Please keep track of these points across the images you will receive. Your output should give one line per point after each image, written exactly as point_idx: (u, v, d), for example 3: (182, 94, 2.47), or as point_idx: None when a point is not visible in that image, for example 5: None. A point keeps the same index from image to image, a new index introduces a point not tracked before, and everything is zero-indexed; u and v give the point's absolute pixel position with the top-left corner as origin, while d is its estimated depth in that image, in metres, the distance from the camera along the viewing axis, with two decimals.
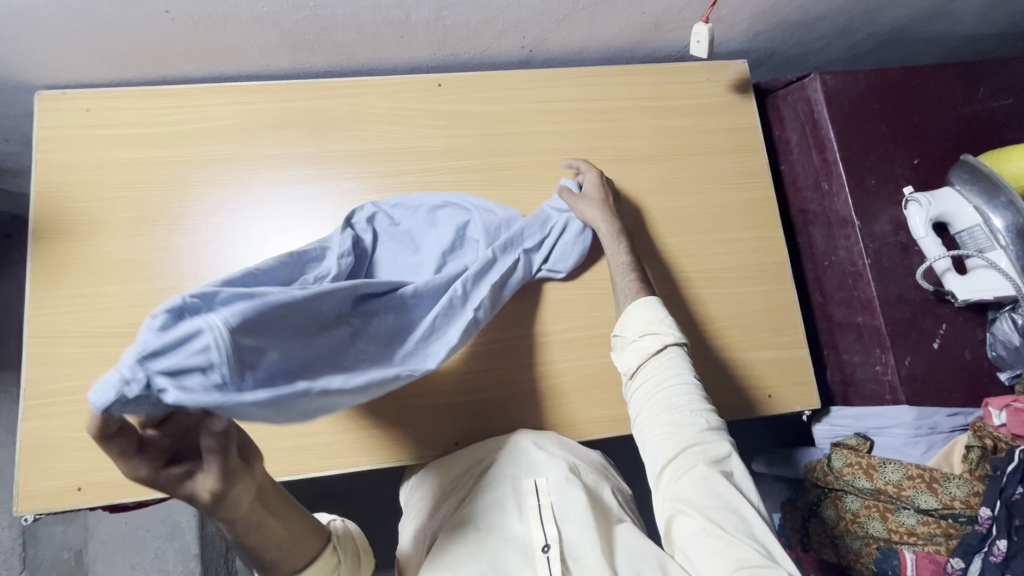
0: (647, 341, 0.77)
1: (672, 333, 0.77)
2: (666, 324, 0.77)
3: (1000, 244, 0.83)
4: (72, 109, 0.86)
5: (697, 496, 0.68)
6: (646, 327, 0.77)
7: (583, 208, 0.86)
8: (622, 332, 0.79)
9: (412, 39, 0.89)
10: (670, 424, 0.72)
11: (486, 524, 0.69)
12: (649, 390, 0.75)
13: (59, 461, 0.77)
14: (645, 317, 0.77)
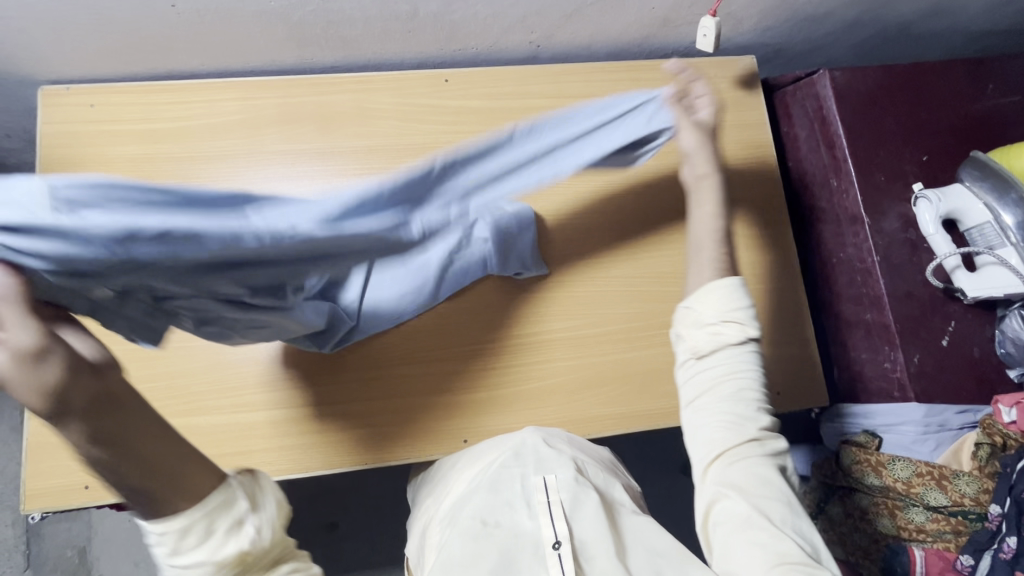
0: (726, 329, 0.68)
1: (754, 328, 0.69)
2: (747, 312, 0.69)
3: (1010, 240, 0.82)
4: (77, 105, 0.85)
5: (748, 484, 0.63)
6: (726, 313, 0.69)
7: (685, 132, 0.80)
8: (696, 307, 0.70)
9: (420, 34, 0.88)
10: (732, 412, 0.66)
11: (491, 519, 0.64)
12: (717, 378, 0.67)
13: (66, 459, 0.76)
14: (724, 300, 0.69)
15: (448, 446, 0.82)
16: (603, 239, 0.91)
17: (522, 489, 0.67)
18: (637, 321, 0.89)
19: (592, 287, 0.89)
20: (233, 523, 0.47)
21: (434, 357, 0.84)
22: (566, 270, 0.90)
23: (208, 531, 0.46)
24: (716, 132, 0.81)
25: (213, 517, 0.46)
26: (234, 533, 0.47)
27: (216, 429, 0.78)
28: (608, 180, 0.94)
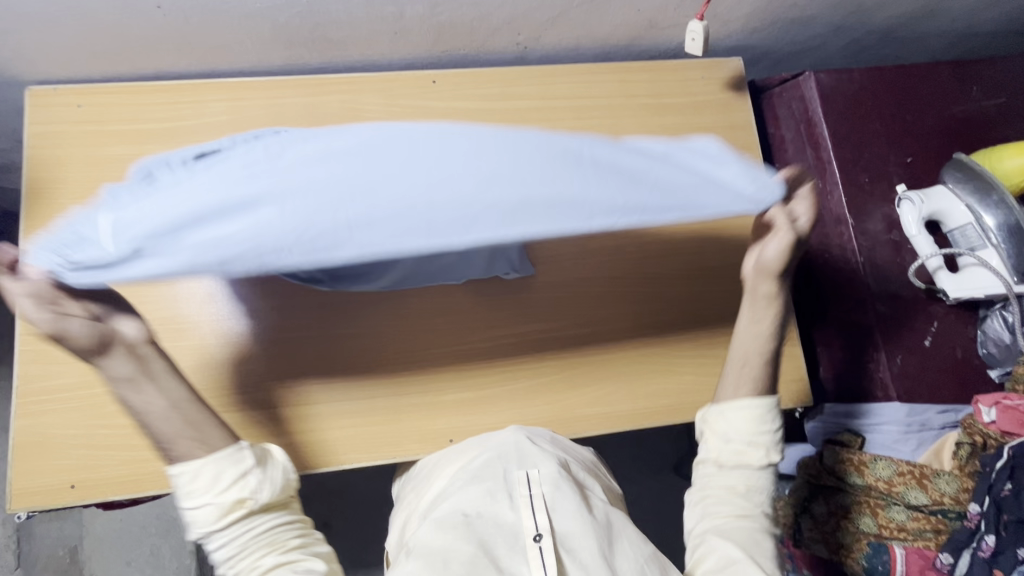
0: (750, 451, 0.70)
1: (776, 456, 0.70)
2: (772, 438, 0.71)
3: (991, 242, 0.83)
4: (64, 105, 0.85)
5: (747, 548, 0.64)
6: (752, 436, 0.70)
7: (774, 247, 0.70)
8: (727, 418, 0.71)
9: (407, 35, 0.89)
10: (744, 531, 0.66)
11: (472, 510, 0.64)
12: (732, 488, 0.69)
13: (52, 459, 0.76)
14: (752, 420, 0.71)
15: (433, 446, 0.83)
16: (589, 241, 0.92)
17: (504, 482, 0.67)
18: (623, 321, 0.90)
19: (579, 288, 0.90)
20: (229, 479, 0.62)
21: (421, 357, 0.84)
22: (553, 271, 0.90)
23: (217, 480, 0.62)
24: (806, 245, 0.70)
25: (222, 470, 0.62)
26: (234, 485, 0.62)
27: None
28: None
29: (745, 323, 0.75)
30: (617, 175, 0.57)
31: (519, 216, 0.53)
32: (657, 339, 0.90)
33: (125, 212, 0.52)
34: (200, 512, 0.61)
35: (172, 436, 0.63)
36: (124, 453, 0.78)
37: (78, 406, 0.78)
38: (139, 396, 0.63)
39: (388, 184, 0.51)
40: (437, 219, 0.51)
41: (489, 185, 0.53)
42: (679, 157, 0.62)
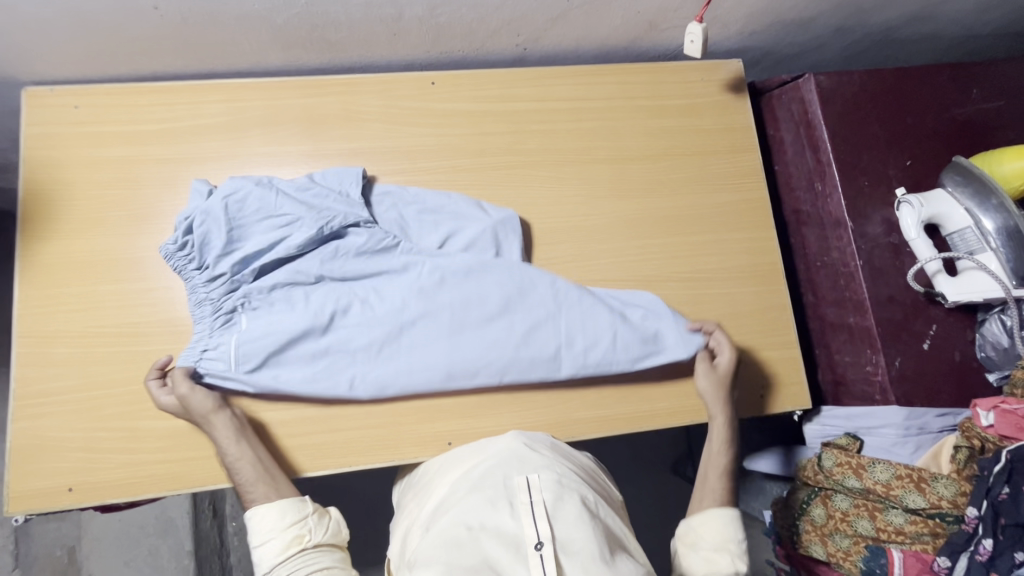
0: (719, 559, 0.73)
1: (742, 562, 0.73)
2: (738, 547, 0.74)
3: (990, 246, 0.83)
4: (61, 106, 0.85)
5: None
6: (721, 543, 0.74)
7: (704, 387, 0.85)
8: (695, 529, 0.75)
9: (406, 37, 0.88)
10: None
11: (474, 521, 0.64)
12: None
13: (49, 461, 0.76)
14: (723, 534, 0.75)
15: (432, 449, 0.83)
16: (588, 244, 0.92)
17: (505, 489, 0.66)
18: None
19: None
20: (293, 519, 0.71)
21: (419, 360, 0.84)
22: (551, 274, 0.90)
23: (280, 518, 0.71)
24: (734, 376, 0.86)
25: (286, 510, 0.71)
26: (296, 526, 0.71)
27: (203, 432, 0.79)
28: (594, 184, 0.94)
29: (711, 448, 0.83)
30: (584, 329, 0.85)
31: (510, 367, 0.83)
32: None
33: (252, 337, 0.77)
34: (265, 549, 0.69)
35: (250, 483, 0.73)
36: (121, 456, 0.78)
37: (75, 408, 0.78)
38: (231, 450, 0.74)
39: (419, 342, 0.82)
40: (457, 369, 0.82)
41: (492, 350, 0.83)
42: (631, 313, 0.87)
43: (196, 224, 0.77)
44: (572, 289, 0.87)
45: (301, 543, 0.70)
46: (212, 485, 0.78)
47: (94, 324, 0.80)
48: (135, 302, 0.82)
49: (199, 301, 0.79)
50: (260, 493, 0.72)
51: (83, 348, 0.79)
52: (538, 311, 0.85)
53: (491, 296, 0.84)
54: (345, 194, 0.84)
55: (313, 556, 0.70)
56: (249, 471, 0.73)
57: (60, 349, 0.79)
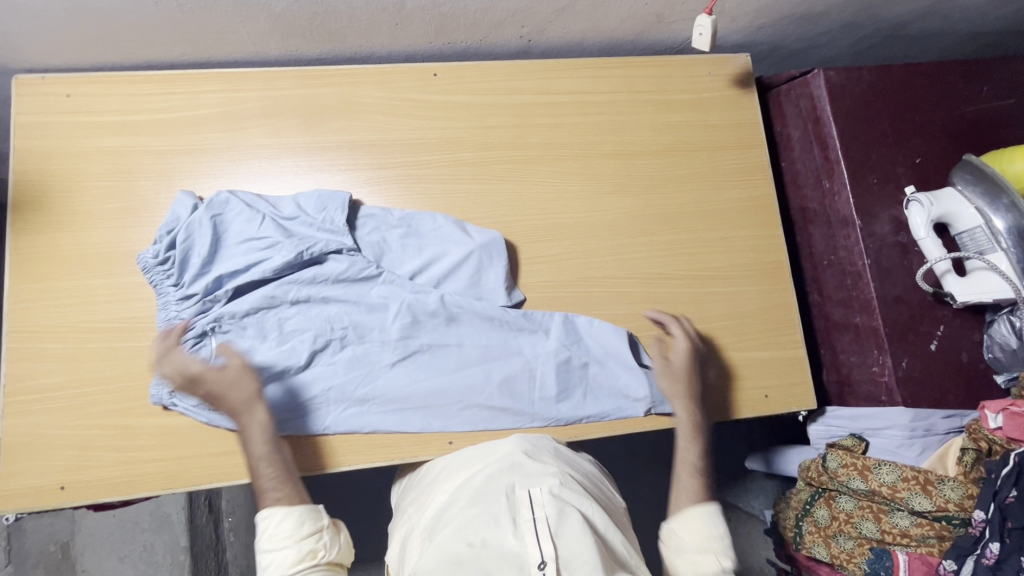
0: (704, 559, 0.68)
1: (728, 556, 0.69)
2: (723, 545, 0.70)
3: (1001, 246, 0.82)
4: (52, 94, 0.82)
5: None
6: (704, 542, 0.69)
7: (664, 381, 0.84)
8: (679, 531, 0.71)
9: (408, 26, 0.86)
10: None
11: (477, 538, 0.62)
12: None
13: (40, 459, 0.75)
14: (704, 531, 0.70)
15: (433, 448, 0.82)
16: (592, 241, 0.90)
17: (508, 505, 0.64)
18: (626, 322, 0.89)
19: (580, 288, 0.89)
20: (310, 530, 0.68)
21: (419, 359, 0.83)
22: (554, 270, 0.89)
23: (297, 527, 0.67)
24: (695, 371, 0.85)
25: (304, 520, 0.68)
26: (311, 538, 0.68)
27: (200, 430, 0.78)
28: (599, 180, 0.93)
29: (681, 449, 0.79)
30: (558, 382, 0.85)
31: (482, 419, 0.83)
32: (660, 341, 0.89)
33: (224, 368, 0.77)
34: (276, 558, 0.66)
35: (263, 484, 0.70)
36: (115, 454, 0.76)
37: (67, 405, 0.76)
38: (255, 445, 0.72)
39: (396, 379, 0.82)
40: (429, 413, 0.82)
41: (464, 397, 0.83)
42: (608, 363, 0.87)
43: (177, 238, 0.78)
44: (550, 335, 0.86)
45: (314, 558, 0.67)
46: (208, 484, 0.77)
47: (86, 319, 0.78)
48: (129, 296, 0.80)
49: (167, 318, 0.78)
50: (272, 497, 0.69)
51: (75, 343, 0.77)
52: (514, 364, 0.85)
53: (472, 335, 0.85)
54: (329, 221, 0.83)
55: (323, 574, 0.67)
56: (267, 472, 0.71)
57: (51, 344, 0.77)
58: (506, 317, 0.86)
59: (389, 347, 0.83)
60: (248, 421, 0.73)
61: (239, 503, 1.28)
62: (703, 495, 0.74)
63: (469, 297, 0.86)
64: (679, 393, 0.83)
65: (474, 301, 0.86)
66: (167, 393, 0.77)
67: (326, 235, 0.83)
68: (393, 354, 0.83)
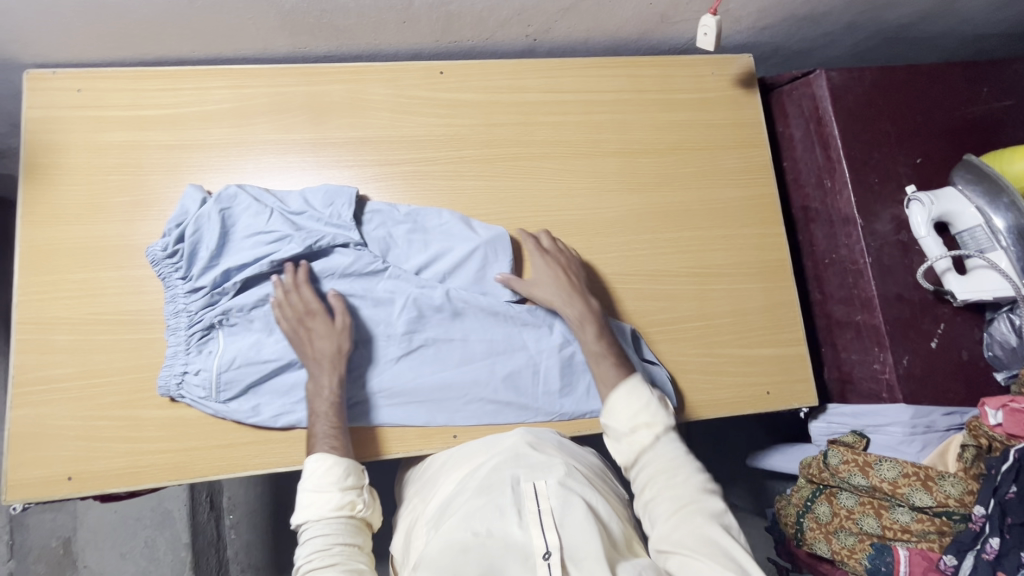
0: (639, 431, 0.74)
1: (660, 418, 0.74)
2: (651, 410, 0.74)
3: (1000, 245, 0.83)
4: (63, 89, 0.83)
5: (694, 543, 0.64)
6: (634, 417, 0.74)
7: (537, 292, 0.84)
8: (612, 417, 0.75)
9: (415, 25, 0.87)
10: (668, 494, 0.69)
11: (482, 528, 0.63)
12: (647, 469, 0.72)
13: (48, 450, 0.75)
14: (630, 406, 0.75)
15: (437, 442, 0.82)
16: (596, 237, 0.91)
17: (513, 496, 0.65)
18: (629, 319, 0.89)
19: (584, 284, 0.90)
20: (354, 483, 0.72)
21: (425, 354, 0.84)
22: None
23: (342, 478, 0.71)
24: (570, 270, 0.85)
25: (350, 473, 0.72)
26: (353, 491, 0.72)
27: (207, 422, 0.78)
28: (603, 177, 0.93)
29: (587, 344, 0.81)
30: (561, 376, 0.86)
31: (487, 414, 0.84)
32: (663, 338, 0.89)
33: (233, 361, 0.79)
34: (318, 500, 0.70)
35: (320, 431, 0.74)
36: (122, 445, 0.76)
37: (76, 396, 0.77)
38: (326, 394, 0.76)
39: (403, 372, 0.83)
40: (436, 408, 0.83)
41: (470, 391, 0.84)
42: None
43: (186, 231, 0.79)
44: (554, 330, 0.87)
45: (351, 510, 0.71)
46: (215, 475, 0.77)
47: (96, 311, 0.79)
48: (138, 289, 0.80)
49: (176, 312, 0.79)
50: (327, 443, 0.73)
51: (84, 335, 0.78)
52: (519, 359, 0.86)
53: (477, 329, 0.86)
54: (336, 216, 0.84)
55: (355, 528, 0.71)
56: (327, 422, 0.75)
57: (60, 336, 0.78)
58: (511, 310, 0.87)
59: (396, 340, 0.84)
60: (332, 370, 0.77)
61: (239, 501, 1.27)
62: (624, 375, 0.78)
63: (474, 292, 0.87)
64: (564, 296, 0.83)
65: (479, 295, 0.87)
66: (175, 384, 0.77)
67: (332, 228, 0.83)
68: (400, 347, 0.84)
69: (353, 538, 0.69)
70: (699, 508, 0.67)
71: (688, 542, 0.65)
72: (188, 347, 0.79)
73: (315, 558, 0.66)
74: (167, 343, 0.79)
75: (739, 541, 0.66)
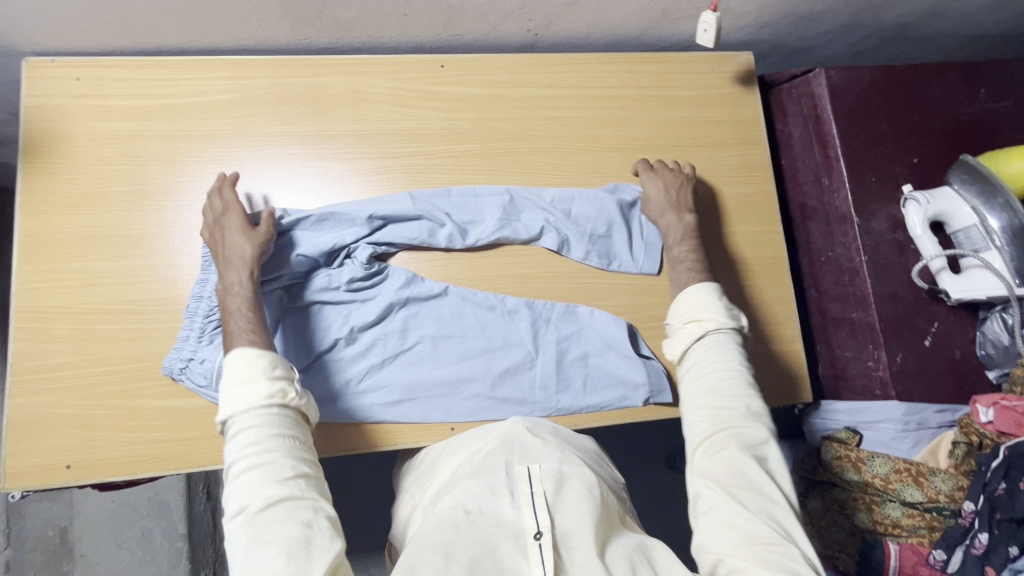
0: (691, 328, 0.78)
1: (716, 321, 0.78)
2: (710, 312, 0.78)
3: (995, 245, 0.84)
4: (62, 77, 0.83)
5: (724, 475, 0.67)
6: (690, 315, 0.79)
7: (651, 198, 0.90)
8: (671, 317, 0.82)
9: (417, 17, 0.87)
10: (709, 411, 0.72)
11: (474, 507, 0.65)
12: (693, 380, 0.76)
13: (46, 438, 0.75)
14: (690, 305, 0.80)
15: (434, 434, 0.83)
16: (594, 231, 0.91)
17: (506, 478, 0.67)
18: (626, 314, 0.90)
19: (581, 278, 0.90)
20: (284, 373, 0.68)
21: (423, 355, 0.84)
22: (557, 260, 0.90)
23: (269, 368, 0.67)
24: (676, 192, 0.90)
25: (276, 364, 0.68)
26: (283, 381, 0.68)
27: (205, 411, 0.79)
28: (600, 173, 0.94)
29: (672, 249, 0.88)
30: (559, 376, 0.87)
31: (483, 413, 0.84)
32: (658, 333, 0.90)
33: None
34: (245, 389, 0.66)
35: (236, 327, 0.71)
36: (120, 434, 0.77)
37: (72, 385, 0.77)
38: (236, 291, 0.74)
39: (399, 368, 0.84)
40: (430, 403, 0.83)
41: (466, 389, 0.84)
42: (615, 358, 0.87)
43: None
44: (560, 330, 0.88)
45: (284, 400, 0.67)
46: (213, 465, 0.78)
47: (95, 300, 0.79)
48: (137, 279, 0.81)
49: (197, 299, 0.80)
50: (244, 338, 0.70)
51: (82, 324, 0.78)
52: (519, 358, 0.86)
53: (475, 325, 0.86)
54: (354, 218, 0.84)
55: (290, 417, 0.67)
56: (244, 318, 0.72)
57: (59, 325, 0.78)
58: (507, 305, 0.87)
59: (393, 338, 0.84)
60: (242, 265, 0.75)
61: None
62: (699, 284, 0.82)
63: (472, 286, 0.88)
64: (664, 200, 0.90)
65: (477, 292, 0.87)
66: (179, 367, 0.78)
67: (367, 242, 0.84)
68: (396, 345, 0.84)
69: (288, 428, 0.66)
70: (738, 434, 0.70)
71: (716, 466, 0.68)
72: (197, 337, 0.79)
73: (250, 453, 0.63)
74: (179, 329, 0.80)
75: (771, 473, 0.68)
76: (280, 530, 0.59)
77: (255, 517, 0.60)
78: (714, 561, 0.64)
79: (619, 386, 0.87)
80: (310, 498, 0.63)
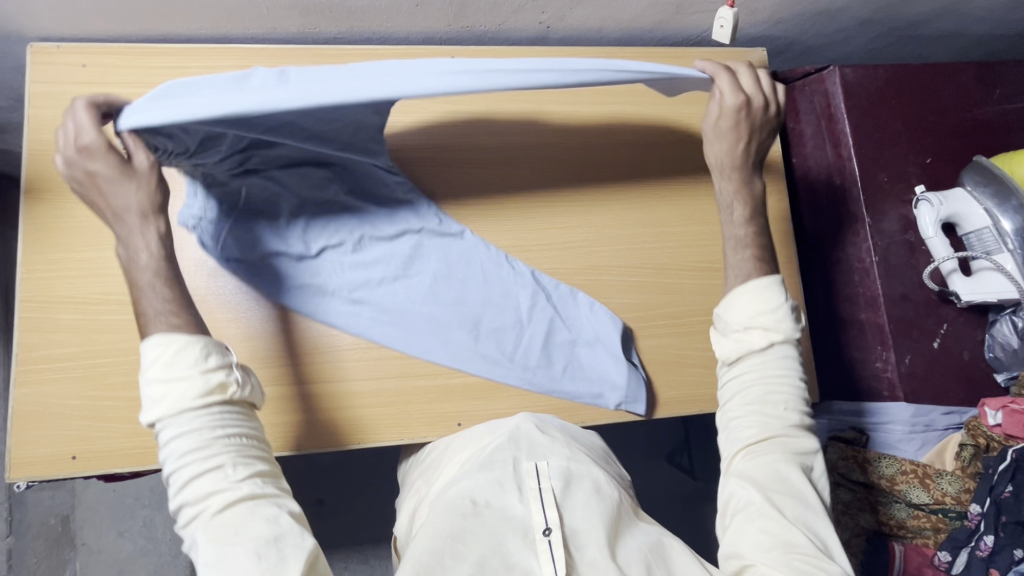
0: (751, 336, 0.71)
1: (780, 332, 0.71)
2: (773, 317, 0.71)
3: (1006, 247, 0.84)
4: (67, 64, 0.82)
5: (765, 479, 0.67)
6: (751, 320, 0.72)
7: (716, 140, 0.82)
8: (726, 314, 0.74)
9: (428, 8, 0.86)
10: (758, 418, 0.70)
11: (481, 499, 0.65)
12: (750, 382, 0.71)
13: (51, 429, 0.75)
14: (752, 309, 0.72)
15: (441, 430, 0.82)
16: (604, 228, 0.91)
17: (514, 473, 0.67)
18: (634, 312, 0.89)
19: (590, 275, 0.89)
20: (218, 363, 0.61)
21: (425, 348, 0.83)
22: (567, 255, 0.89)
23: (201, 360, 0.60)
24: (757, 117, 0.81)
25: (209, 353, 0.61)
26: (220, 372, 0.61)
27: None
28: (611, 169, 0.93)
29: (728, 224, 0.81)
30: (554, 361, 0.87)
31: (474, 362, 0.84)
32: (665, 332, 0.90)
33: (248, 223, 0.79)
34: (177, 388, 0.59)
35: (152, 309, 0.63)
36: (126, 426, 0.76)
37: (77, 376, 0.76)
38: (144, 258, 0.65)
39: (408, 298, 0.83)
40: (430, 322, 0.83)
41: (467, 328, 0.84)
42: (606, 355, 0.87)
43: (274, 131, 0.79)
44: (560, 314, 0.87)
45: (224, 395, 0.61)
46: None
47: (100, 290, 0.78)
48: None
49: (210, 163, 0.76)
50: (163, 322, 0.62)
51: (88, 315, 0.78)
52: (524, 323, 0.86)
53: (494, 274, 0.85)
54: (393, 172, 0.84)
55: (235, 414, 0.61)
56: (158, 299, 0.64)
57: (64, 315, 0.77)
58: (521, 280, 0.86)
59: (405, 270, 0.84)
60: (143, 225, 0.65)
61: None
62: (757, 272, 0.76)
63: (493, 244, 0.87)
64: (737, 126, 0.81)
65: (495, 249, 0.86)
66: None
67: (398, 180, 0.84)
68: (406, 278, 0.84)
69: (233, 428, 0.61)
70: (784, 441, 0.69)
71: (757, 471, 0.68)
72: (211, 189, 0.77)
73: (193, 460, 0.58)
74: None
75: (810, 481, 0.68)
76: (243, 529, 0.57)
77: (211, 521, 0.57)
78: (743, 565, 0.65)
79: (609, 382, 0.87)
80: (274, 500, 0.60)
